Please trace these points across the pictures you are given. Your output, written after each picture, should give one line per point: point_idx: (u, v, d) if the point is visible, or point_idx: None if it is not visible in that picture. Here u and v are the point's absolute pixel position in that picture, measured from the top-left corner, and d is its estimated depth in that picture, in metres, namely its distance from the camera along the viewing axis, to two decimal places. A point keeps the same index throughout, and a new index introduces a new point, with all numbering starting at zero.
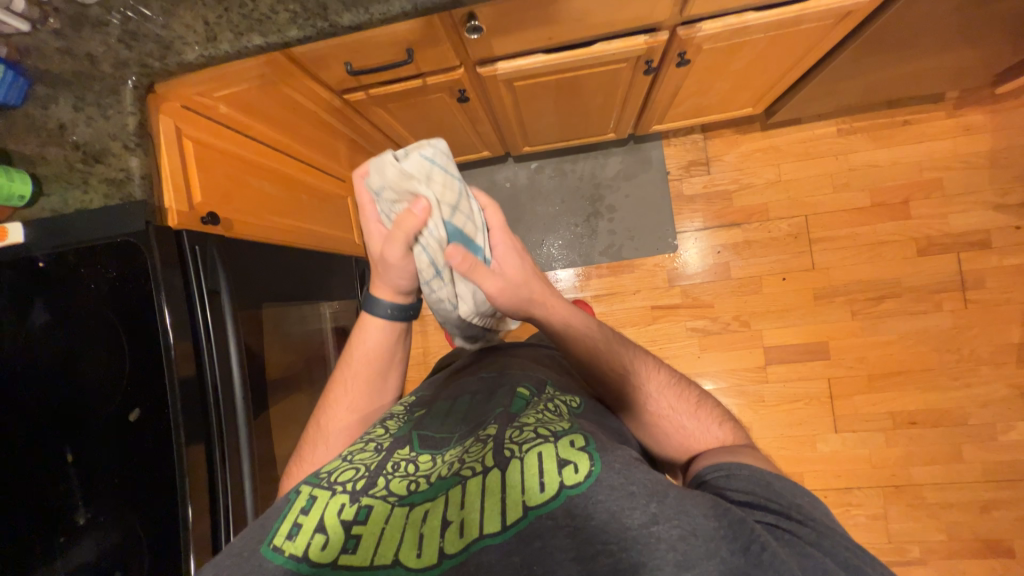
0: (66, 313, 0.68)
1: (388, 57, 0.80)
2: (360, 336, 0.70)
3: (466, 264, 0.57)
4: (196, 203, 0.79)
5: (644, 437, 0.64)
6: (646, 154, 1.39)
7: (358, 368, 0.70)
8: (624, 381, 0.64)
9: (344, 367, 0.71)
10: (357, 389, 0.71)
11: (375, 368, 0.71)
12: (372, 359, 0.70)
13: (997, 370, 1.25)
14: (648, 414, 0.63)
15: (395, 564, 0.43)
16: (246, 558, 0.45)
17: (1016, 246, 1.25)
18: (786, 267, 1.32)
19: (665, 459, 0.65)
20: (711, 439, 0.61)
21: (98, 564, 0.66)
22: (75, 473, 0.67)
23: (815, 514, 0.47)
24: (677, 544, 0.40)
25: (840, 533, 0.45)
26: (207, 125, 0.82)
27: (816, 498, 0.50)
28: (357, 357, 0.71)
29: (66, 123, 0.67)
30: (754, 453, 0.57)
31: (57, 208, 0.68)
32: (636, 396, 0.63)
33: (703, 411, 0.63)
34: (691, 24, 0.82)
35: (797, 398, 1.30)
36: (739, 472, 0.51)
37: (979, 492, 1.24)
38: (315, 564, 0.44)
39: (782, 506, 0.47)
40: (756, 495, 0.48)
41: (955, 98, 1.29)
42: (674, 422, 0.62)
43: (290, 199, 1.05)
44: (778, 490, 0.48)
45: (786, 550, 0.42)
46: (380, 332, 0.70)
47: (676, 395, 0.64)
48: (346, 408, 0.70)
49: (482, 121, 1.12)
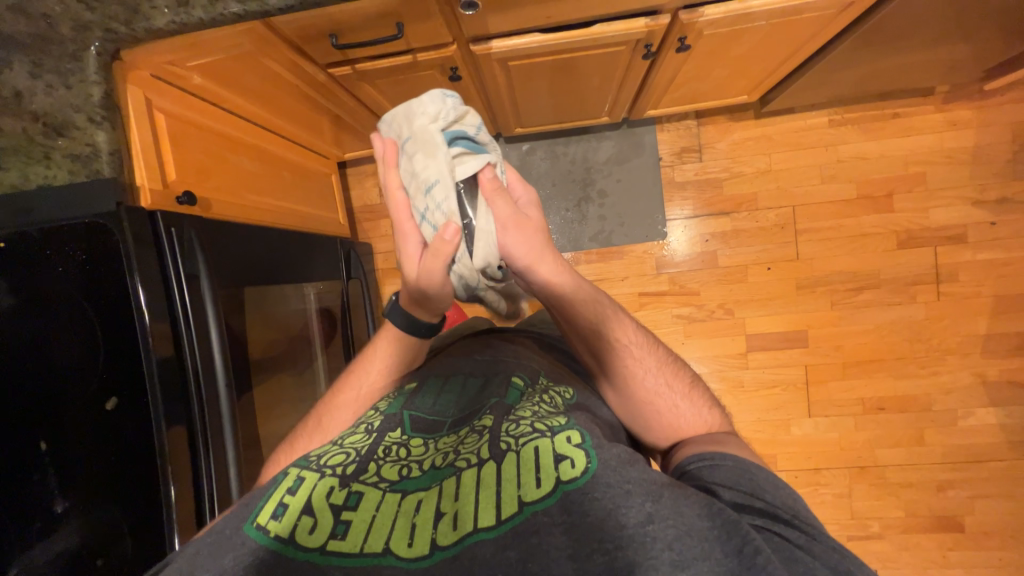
0: (34, 296, 0.63)
1: (376, 31, 0.76)
2: (387, 347, 0.71)
3: (493, 187, 0.55)
4: (170, 181, 0.75)
5: (637, 416, 0.65)
6: (640, 138, 1.37)
7: (377, 377, 0.71)
8: (627, 357, 0.65)
9: (362, 373, 0.71)
10: (370, 395, 0.70)
11: (388, 381, 0.71)
12: (392, 369, 0.72)
13: (962, 359, 1.31)
14: (647, 390, 0.64)
15: (385, 552, 0.43)
16: (227, 538, 0.45)
17: (990, 241, 1.30)
18: (770, 257, 1.34)
19: (651, 442, 0.66)
20: (701, 421, 0.63)
21: (79, 554, 0.65)
22: (51, 463, 0.65)
23: (798, 512, 0.48)
24: (672, 544, 0.41)
25: (827, 534, 0.46)
26: (176, 95, 0.77)
27: (798, 493, 0.51)
28: (377, 366, 0.71)
29: (22, 90, 0.61)
30: (739, 439, 0.60)
31: (17, 184, 0.66)
32: (638, 371, 0.64)
33: (696, 394, 0.66)
34: (694, 9, 0.80)
35: (774, 384, 1.35)
36: (722, 463, 0.53)
37: (937, 473, 1.32)
38: (300, 546, 0.43)
39: (769, 506, 0.47)
40: (740, 490, 0.49)
41: (944, 92, 1.30)
42: (670, 401, 0.64)
43: (271, 177, 1.01)
44: (761, 486, 0.50)
45: (777, 553, 0.42)
46: (402, 345, 0.71)
47: (674, 374, 0.66)
48: (351, 413, 0.68)
49: (473, 99, 1.08)
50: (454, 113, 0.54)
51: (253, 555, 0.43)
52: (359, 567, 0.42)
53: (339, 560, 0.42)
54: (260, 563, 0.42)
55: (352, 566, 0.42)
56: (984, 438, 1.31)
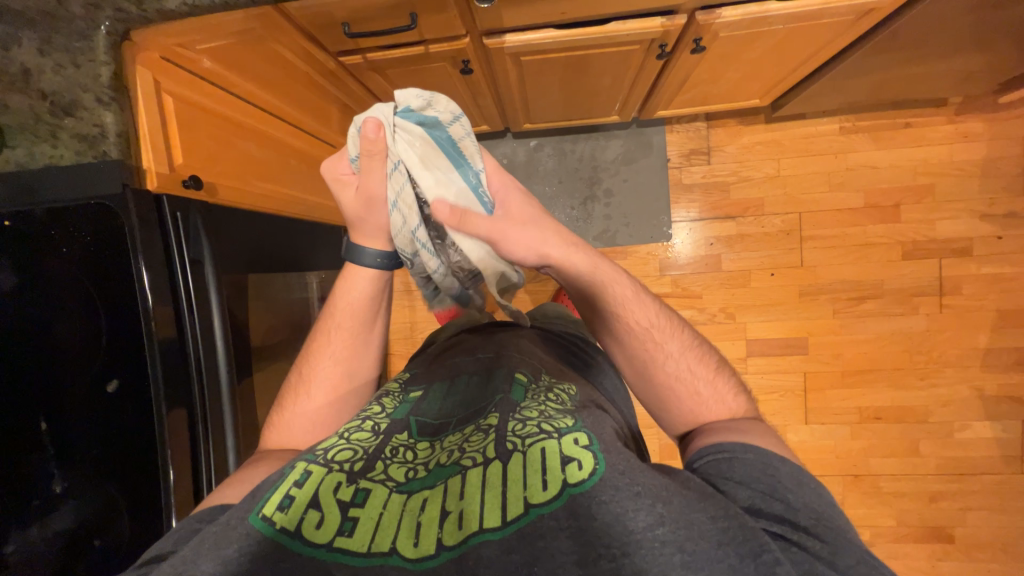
0: (38, 276, 0.63)
1: (390, 21, 0.76)
2: (348, 287, 0.69)
3: (454, 219, 0.55)
4: (178, 165, 0.74)
5: (654, 397, 0.64)
6: (648, 138, 1.36)
7: (342, 320, 0.70)
8: (648, 342, 0.63)
9: (329, 317, 0.71)
10: (341, 341, 0.70)
11: (357, 322, 0.70)
12: (356, 310, 0.70)
13: (962, 372, 1.31)
14: (667, 375, 0.63)
15: (393, 554, 0.43)
16: (232, 528, 0.45)
17: (995, 255, 1.29)
18: (774, 262, 1.34)
19: (667, 424, 0.65)
20: (723, 408, 0.61)
21: (77, 531, 0.65)
22: (51, 442, 0.65)
23: (821, 517, 0.46)
24: (683, 547, 0.41)
25: (849, 540, 0.45)
26: (188, 79, 0.76)
27: (823, 487, 0.50)
28: (340, 309, 0.70)
29: (30, 68, 0.61)
30: (763, 427, 0.58)
31: (23, 162, 0.65)
32: (658, 357, 0.63)
33: (720, 380, 0.64)
34: (711, 10, 0.79)
35: (773, 390, 1.35)
36: (742, 457, 0.51)
37: (931, 484, 1.32)
38: (306, 542, 0.43)
39: (788, 510, 0.47)
40: (759, 489, 0.48)
41: (957, 103, 1.29)
42: (691, 386, 0.62)
43: (278, 164, 1.00)
44: (782, 483, 0.49)
45: (793, 566, 0.42)
46: (367, 284, 0.69)
47: (698, 359, 0.64)
48: (330, 358, 0.70)
49: (483, 93, 1.07)
50: (431, 98, 0.52)
51: (258, 545, 0.43)
52: (366, 566, 0.42)
53: (346, 557, 0.42)
54: (265, 556, 0.42)
55: (360, 565, 0.42)
56: (979, 451, 1.31)
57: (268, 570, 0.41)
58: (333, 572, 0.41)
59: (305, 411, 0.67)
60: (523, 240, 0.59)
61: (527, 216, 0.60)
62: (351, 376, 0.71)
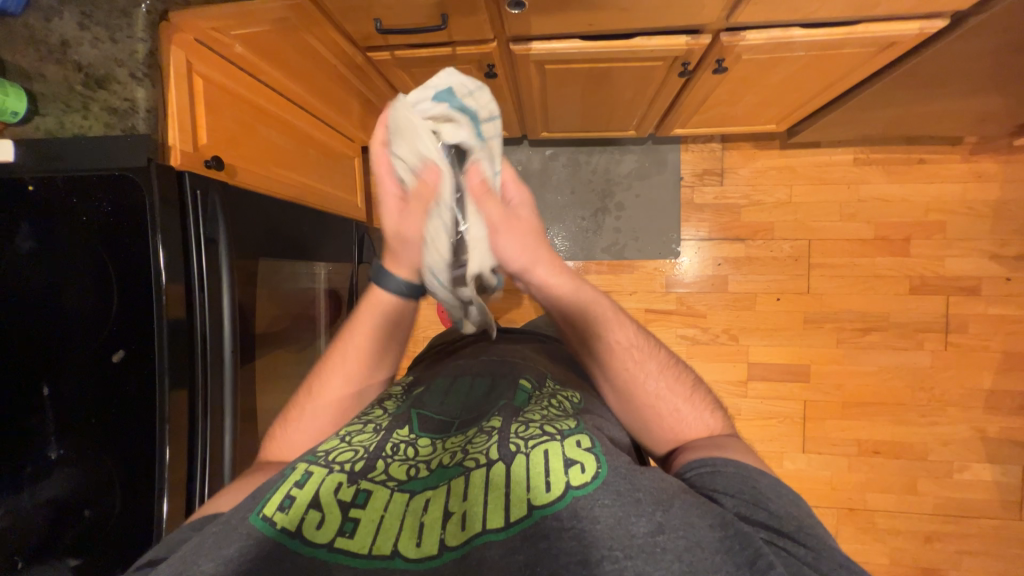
0: (55, 244, 0.64)
1: (419, 20, 0.77)
2: (368, 308, 0.66)
3: (479, 188, 0.55)
4: (201, 146, 0.76)
5: (636, 418, 0.64)
6: (663, 156, 1.38)
7: (362, 342, 0.67)
8: (628, 362, 0.63)
9: (347, 335, 0.68)
10: (356, 361, 0.68)
11: (376, 345, 0.68)
12: (376, 335, 0.67)
13: (964, 412, 1.30)
14: (648, 395, 0.62)
15: (394, 556, 0.43)
16: (233, 527, 0.45)
17: (1002, 296, 1.29)
18: (781, 287, 1.34)
19: (650, 445, 0.65)
20: (702, 425, 0.61)
21: (66, 501, 0.65)
22: (51, 408, 0.65)
23: (803, 523, 0.47)
24: (683, 556, 0.40)
25: (831, 547, 0.45)
26: (219, 64, 0.78)
27: (800, 497, 0.50)
28: (361, 331, 0.67)
29: (69, 40, 0.64)
30: (740, 442, 0.59)
31: (52, 130, 0.66)
32: (640, 375, 0.63)
33: (697, 396, 0.64)
34: (736, 32, 0.80)
35: (770, 416, 1.34)
36: (724, 469, 0.51)
37: (926, 524, 1.30)
38: (308, 542, 0.43)
39: (772, 517, 0.46)
40: (745, 499, 0.48)
41: (972, 143, 1.30)
42: (671, 405, 0.62)
43: (297, 153, 1.01)
44: (764, 492, 0.49)
45: (787, 571, 0.41)
46: (393, 312, 0.65)
47: (676, 377, 0.64)
48: (342, 378, 0.68)
49: (505, 99, 1.09)
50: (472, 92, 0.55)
51: (257, 545, 0.43)
52: (368, 567, 0.42)
53: (347, 558, 0.43)
54: (264, 554, 0.42)
55: (361, 566, 0.42)
56: (978, 494, 1.29)
57: (269, 566, 0.41)
58: (333, 571, 0.41)
59: (309, 429, 0.66)
60: (502, 246, 0.58)
61: (529, 224, 0.61)
62: (360, 398, 0.69)
